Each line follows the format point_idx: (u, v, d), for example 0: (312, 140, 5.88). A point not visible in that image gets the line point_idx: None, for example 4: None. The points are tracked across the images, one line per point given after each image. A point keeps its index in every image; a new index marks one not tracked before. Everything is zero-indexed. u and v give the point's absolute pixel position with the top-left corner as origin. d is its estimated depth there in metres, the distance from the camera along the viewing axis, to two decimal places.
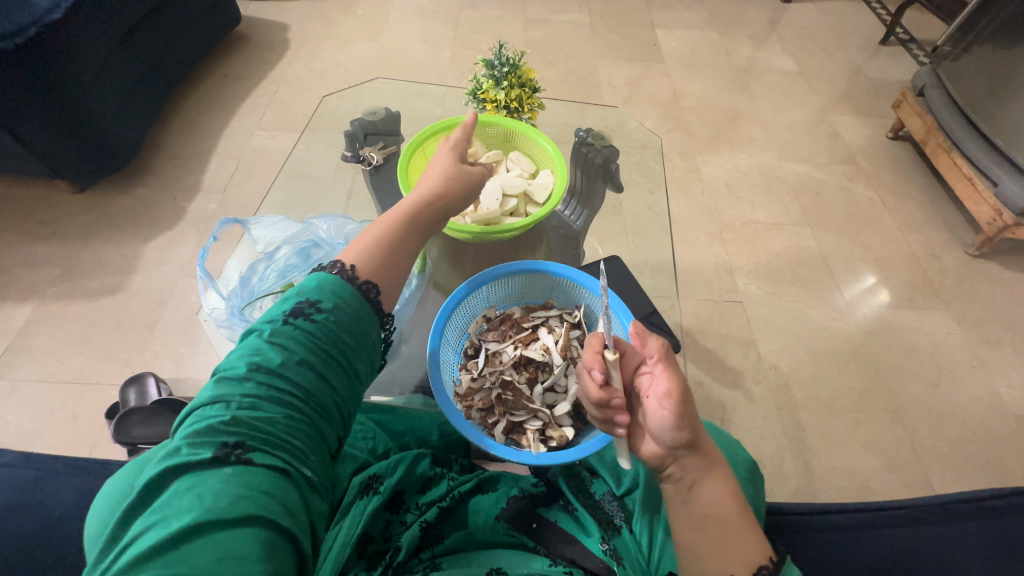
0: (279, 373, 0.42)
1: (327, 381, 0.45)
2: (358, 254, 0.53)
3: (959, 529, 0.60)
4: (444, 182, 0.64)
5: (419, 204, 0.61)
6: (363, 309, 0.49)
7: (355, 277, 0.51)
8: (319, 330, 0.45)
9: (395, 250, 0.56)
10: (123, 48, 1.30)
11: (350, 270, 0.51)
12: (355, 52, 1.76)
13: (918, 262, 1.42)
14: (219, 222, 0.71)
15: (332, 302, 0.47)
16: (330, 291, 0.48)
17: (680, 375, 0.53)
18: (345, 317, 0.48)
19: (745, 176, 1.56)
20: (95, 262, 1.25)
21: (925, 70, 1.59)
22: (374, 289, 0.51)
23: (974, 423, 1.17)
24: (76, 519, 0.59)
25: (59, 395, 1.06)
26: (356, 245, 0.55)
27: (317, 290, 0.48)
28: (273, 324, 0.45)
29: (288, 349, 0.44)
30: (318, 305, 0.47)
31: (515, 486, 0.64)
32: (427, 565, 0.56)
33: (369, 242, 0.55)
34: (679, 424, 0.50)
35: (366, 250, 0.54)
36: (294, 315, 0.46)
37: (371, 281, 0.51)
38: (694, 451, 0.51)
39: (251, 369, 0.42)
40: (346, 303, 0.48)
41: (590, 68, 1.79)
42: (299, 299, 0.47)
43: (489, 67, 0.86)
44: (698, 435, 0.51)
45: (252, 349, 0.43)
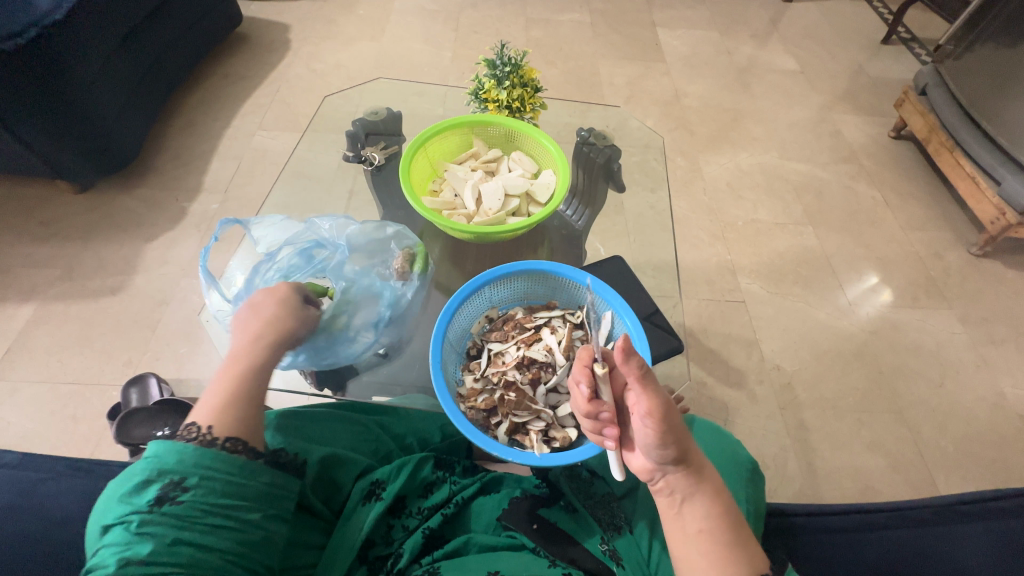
0: (152, 565, 0.41)
1: (211, 544, 0.44)
2: (210, 421, 0.50)
3: (962, 531, 0.59)
4: (289, 307, 0.61)
5: (264, 348, 0.57)
6: (239, 463, 0.48)
7: (214, 438, 0.48)
8: (189, 507, 0.44)
9: (250, 400, 0.53)
10: (124, 49, 1.30)
11: (207, 432, 0.48)
12: (356, 52, 1.76)
13: (921, 261, 1.41)
14: (220, 222, 0.69)
15: (208, 453, 0.47)
16: (192, 462, 0.46)
17: (663, 392, 0.48)
18: (220, 474, 0.46)
19: (747, 176, 1.56)
20: (96, 262, 1.25)
21: (927, 69, 1.59)
22: (243, 443, 0.49)
23: (978, 423, 1.16)
24: (78, 521, 0.58)
25: (60, 396, 1.06)
26: (201, 414, 0.50)
27: (183, 453, 0.46)
28: (153, 487, 0.44)
29: (160, 535, 0.42)
30: (194, 462, 0.46)
31: (517, 488, 0.65)
32: (427, 569, 0.54)
33: (211, 411, 0.50)
34: (661, 445, 0.49)
35: (218, 414, 0.50)
36: (175, 474, 0.45)
37: (232, 435, 0.49)
38: (680, 469, 0.50)
39: (123, 561, 0.40)
40: (216, 460, 0.47)
41: (591, 67, 1.79)
42: (177, 451, 0.46)
43: (491, 67, 0.86)
44: (683, 452, 0.50)
45: (120, 545, 0.41)
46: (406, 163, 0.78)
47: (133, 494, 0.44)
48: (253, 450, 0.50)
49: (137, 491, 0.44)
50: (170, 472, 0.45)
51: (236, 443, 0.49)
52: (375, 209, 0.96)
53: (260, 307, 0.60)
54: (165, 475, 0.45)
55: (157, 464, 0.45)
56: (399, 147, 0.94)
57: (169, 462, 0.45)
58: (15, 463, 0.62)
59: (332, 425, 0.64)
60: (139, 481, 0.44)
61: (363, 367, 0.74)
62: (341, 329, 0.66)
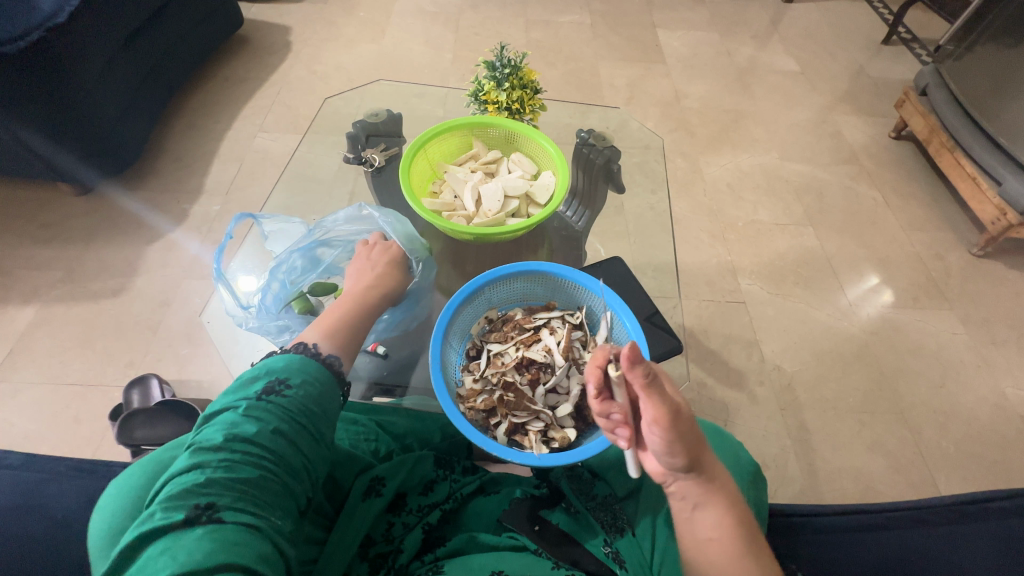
0: (252, 442, 0.43)
1: (296, 442, 0.46)
2: (320, 337, 0.58)
3: (964, 531, 0.59)
4: (393, 266, 0.71)
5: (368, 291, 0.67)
6: (329, 379, 0.53)
7: (319, 353, 0.56)
8: (290, 404, 0.47)
9: (350, 330, 0.61)
10: (126, 51, 1.31)
11: (314, 348, 0.56)
12: (357, 54, 1.76)
13: (922, 262, 1.41)
14: (234, 219, 0.71)
15: (314, 362, 0.53)
16: (297, 369, 0.50)
17: (670, 399, 0.46)
18: (317, 380, 0.51)
19: (747, 177, 1.56)
20: (98, 264, 1.25)
21: (927, 69, 1.59)
22: (338, 364, 0.56)
23: (979, 424, 1.16)
24: (79, 521, 0.59)
25: (62, 397, 1.07)
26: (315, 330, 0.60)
27: (289, 362, 0.51)
28: (261, 382, 0.48)
29: (263, 420, 0.45)
30: (298, 367, 0.51)
31: (518, 488, 0.65)
32: (429, 568, 0.54)
33: (324, 329, 0.60)
34: (671, 448, 0.48)
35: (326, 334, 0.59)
36: (278, 374, 0.49)
37: (336, 356, 0.57)
38: (690, 474, 0.50)
39: (230, 436, 0.42)
40: (317, 373, 0.52)
41: (591, 69, 1.80)
42: (285, 359, 0.51)
43: (490, 69, 0.86)
44: (694, 455, 0.49)
45: (227, 422, 0.44)
46: (407, 165, 0.78)
47: (238, 390, 0.47)
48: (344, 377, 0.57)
49: (243, 387, 0.48)
50: (275, 373, 0.49)
51: (334, 362, 0.56)
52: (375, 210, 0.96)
53: (372, 264, 0.71)
54: (270, 375, 0.49)
55: (262, 368, 0.50)
56: (399, 148, 0.95)
57: (276, 367, 0.50)
58: (17, 463, 0.62)
59: None
60: (244, 380, 0.48)
61: (366, 368, 0.75)
62: None
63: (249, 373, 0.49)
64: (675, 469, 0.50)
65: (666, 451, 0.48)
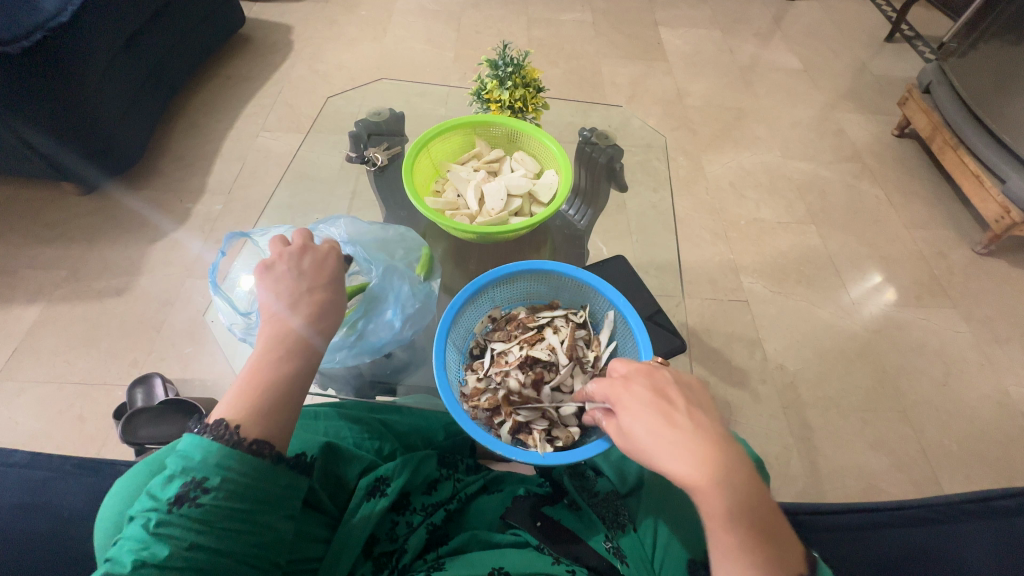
0: (167, 566, 0.39)
1: (226, 548, 0.42)
2: (246, 412, 0.48)
3: (967, 529, 0.59)
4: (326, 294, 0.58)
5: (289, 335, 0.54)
6: (259, 469, 0.45)
7: (240, 436, 0.46)
8: (209, 513, 0.42)
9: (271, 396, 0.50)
10: (128, 51, 1.31)
11: (231, 430, 0.46)
12: (359, 53, 1.76)
13: (925, 260, 1.41)
14: (227, 237, 0.69)
15: (236, 452, 0.45)
16: (215, 464, 0.44)
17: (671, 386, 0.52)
18: (240, 479, 0.44)
19: (749, 175, 1.55)
20: (101, 263, 1.25)
21: (931, 67, 1.59)
22: (269, 446, 0.47)
23: (982, 422, 1.16)
24: (85, 519, 0.59)
25: (66, 396, 1.07)
26: (238, 400, 0.49)
27: (204, 455, 0.44)
28: (175, 483, 0.42)
29: (177, 538, 0.40)
30: (219, 460, 0.44)
31: (521, 487, 0.66)
32: (431, 565, 0.54)
33: (251, 398, 0.49)
34: (635, 389, 0.50)
35: (253, 405, 0.48)
36: (196, 472, 0.43)
37: (263, 439, 0.47)
38: (665, 423, 0.47)
39: (139, 563, 0.38)
40: (241, 463, 0.45)
41: (593, 67, 1.79)
42: (203, 446, 0.44)
43: (493, 68, 0.86)
44: (665, 405, 0.48)
45: (138, 542, 0.40)
46: (410, 164, 0.78)
47: (157, 489, 0.42)
48: (277, 454, 0.47)
49: (161, 486, 0.43)
50: (194, 468, 0.43)
51: (263, 447, 0.46)
52: (377, 209, 0.96)
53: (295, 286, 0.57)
54: (188, 470, 0.43)
55: (181, 460, 0.44)
56: (402, 147, 0.95)
57: (196, 457, 0.44)
58: (22, 461, 0.63)
59: (335, 421, 0.65)
60: (164, 475, 0.43)
61: (370, 368, 0.75)
62: (366, 321, 0.68)
63: (171, 463, 0.44)
64: (647, 422, 0.47)
65: (629, 395, 0.49)
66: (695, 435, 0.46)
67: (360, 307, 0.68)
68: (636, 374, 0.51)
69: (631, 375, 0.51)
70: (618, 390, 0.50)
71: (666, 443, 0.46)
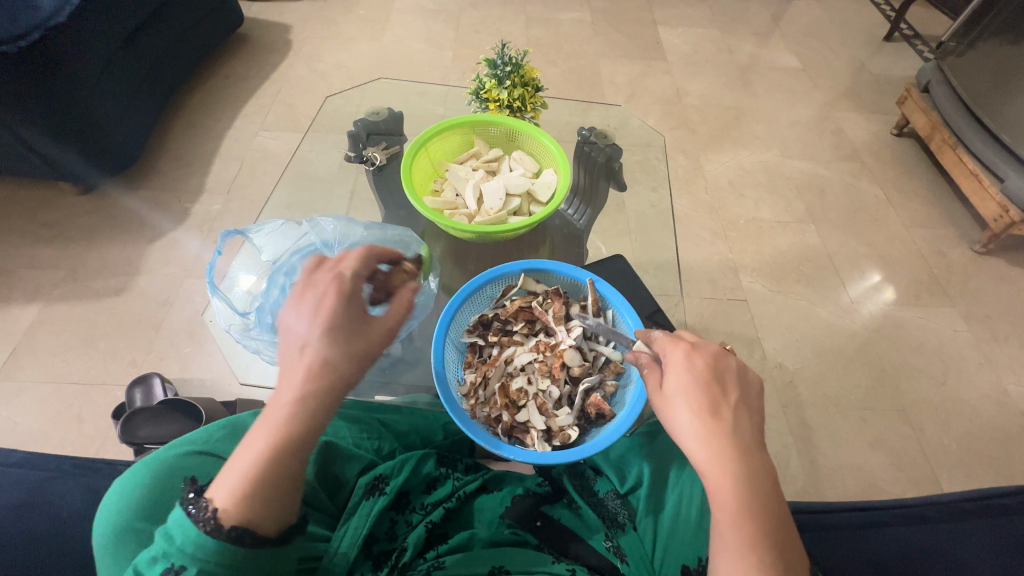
0: None
1: None
2: (235, 491, 0.41)
3: (968, 528, 0.59)
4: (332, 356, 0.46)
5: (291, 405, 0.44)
6: (240, 560, 0.41)
7: (217, 526, 0.40)
8: None
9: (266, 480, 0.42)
10: (126, 51, 1.30)
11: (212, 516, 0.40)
12: (357, 52, 1.76)
13: (924, 258, 1.41)
14: (222, 235, 0.69)
15: (212, 542, 0.40)
16: (191, 554, 0.40)
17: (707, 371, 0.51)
18: (219, 569, 0.40)
19: (748, 174, 1.55)
20: (100, 263, 1.25)
21: (929, 66, 1.59)
22: (249, 532, 0.41)
23: (981, 420, 1.16)
24: (84, 520, 0.59)
25: (65, 396, 1.07)
26: (231, 472, 0.42)
27: (183, 540, 0.40)
28: (158, 566, 0.40)
29: None
30: (195, 549, 0.40)
31: (519, 486, 0.64)
32: (431, 564, 0.54)
33: (242, 473, 0.41)
34: (694, 367, 0.49)
35: (243, 483, 0.41)
36: (175, 559, 0.40)
37: (240, 527, 0.40)
38: (707, 411, 0.47)
39: None
40: (216, 556, 0.40)
41: (591, 66, 1.79)
42: (183, 527, 0.40)
43: (492, 67, 0.86)
44: (716, 394, 0.48)
45: None
46: (409, 163, 0.78)
47: (143, 566, 0.41)
48: (261, 539, 0.41)
49: (146, 564, 0.41)
50: (174, 553, 0.40)
51: (242, 534, 0.40)
52: (376, 209, 0.96)
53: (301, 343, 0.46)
54: (169, 555, 0.40)
55: (165, 539, 0.41)
56: (400, 147, 0.95)
57: (177, 541, 0.41)
58: (21, 462, 0.62)
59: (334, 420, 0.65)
60: (149, 553, 0.41)
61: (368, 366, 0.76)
62: None
63: (155, 540, 0.41)
64: (691, 401, 0.48)
65: (686, 367, 0.49)
66: (731, 432, 0.46)
67: None
68: (701, 358, 0.50)
69: (694, 354, 0.51)
70: (674, 361, 0.50)
71: (699, 421, 0.46)
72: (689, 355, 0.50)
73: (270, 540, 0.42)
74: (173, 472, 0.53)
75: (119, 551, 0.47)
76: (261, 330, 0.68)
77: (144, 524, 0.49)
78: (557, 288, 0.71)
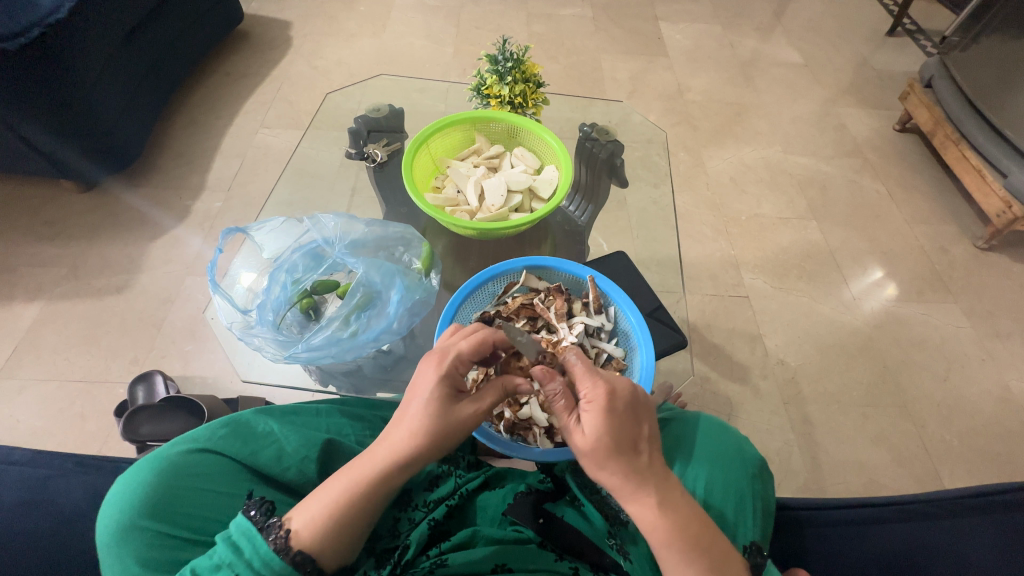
0: None
1: None
2: (311, 521, 0.47)
3: (968, 525, 0.59)
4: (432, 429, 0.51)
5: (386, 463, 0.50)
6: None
7: (289, 547, 0.46)
8: None
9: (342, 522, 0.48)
10: (127, 48, 1.30)
11: (287, 537, 0.46)
12: (358, 49, 1.75)
13: (927, 255, 1.41)
14: (223, 233, 0.70)
15: (280, 562, 0.44)
16: (262, 566, 0.44)
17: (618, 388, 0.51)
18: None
19: (751, 170, 1.55)
20: (101, 261, 1.25)
21: (932, 61, 1.58)
22: (311, 561, 0.46)
23: (983, 417, 1.16)
24: (88, 518, 0.59)
25: (67, 394, 1.07)
26: (313, 503, 0.48)
27: (258, 551, 0.44)
28: (221, 574, 0.44)
29: None
30: (263, 564, 0.44)
31: (522, 483, 0.65)
32: (433, 562, 0.55)
33: (323, 508, 0.48)
34: (612, 410, 0.48)
35: (320, 519, 0.47)
36: (240, 569, 0.44)
37: (307, 553, 0.46)
38: (630, 454, 0.47)
39: None
40: (285, 573, 0.44)
41: (593, 62, 1.78)
42: (253, 541, 0.45)
43: (493, 63, 0.85)
44: (632, 433, 0.48)
45: None
46: (410, 160, 0.78)
47: (203, 572, 0.44)
48: (318, 569, 0.46)
49: (207, 570, 0.44)
50: (239, 564, 0.44)
51: (305, 560, 0.45)
52: (378, 206, 0.96)
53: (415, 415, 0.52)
54: (234, 565, 0.44)
55: (232, 550, 0.45)
56: (402, 143, 0.94)
57: (245, 552, 0.45)
58: (24, 459, 0.62)
59: (337, 418, 0.65)
60: (212, 559, 0.45)
61: (370, 364, 0.76)
62: (362, 317, 0.68)
63: (219, 548, 0.45)
64: (614, 447, 0.47)
65: (609, 413, 0.47)
66: (650, 469, 0.48)
67: (356, 304, 0.68)
68: (621, 397, 0.49)
69: (615, 393, 0.49)
70: (597, 409, 0.48)
71: (621, 466, 0.47)
72: (610, 398, 0.48)
73: (324, 573, 0.47)
74: (175, 471, 0.53)
75: (122, 547, 0.48)
76: (263, 326, 0.68)
77: (147, 522, 0.49)
78: (558, 284, 0.72)
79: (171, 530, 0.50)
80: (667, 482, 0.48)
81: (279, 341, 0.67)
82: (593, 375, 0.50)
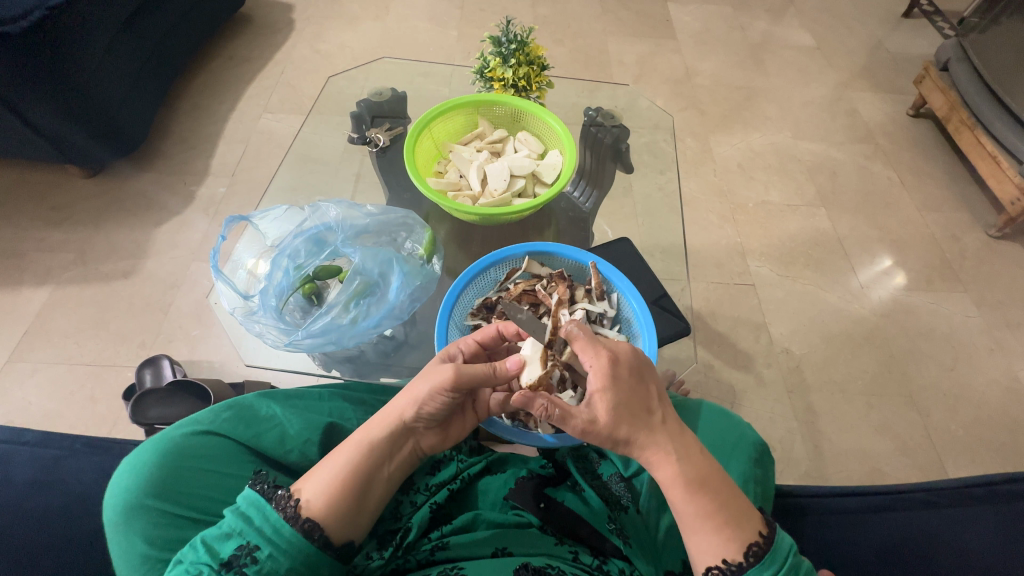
0: None
1: None
2: (320, 491, 0.48)
3: (972, 513, 0.59)
4: (432, 399, 0.52)
5: (381, 435, 0.52)
6: (305, 553, 0.45)
7: (299, 516, 0.46)
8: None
9: (348, 491, 0.49)
10: (130, 30, 1.29)
11: (297, 507, 0.47)
12: (361, 32, 1.73)
13: (938, 243, 1.39)
14: (225, 221, 0.69)
15: (290, 530, 0.45)
16: (269, 533, 0.45)
17: (629, 352, 0.52)
18: (288, 558, 0.44)
19: (759, 156, 1.52)
20: (107, 246, 1.26)
21: (950, 42, 1.53)
22: (320, 529, 0.46)
23: (989, 406, 1.15)
24: (98, 496, 0.60)
25: (77, 377, 1.09)
26: (318, 474, 0.50)
27: (270, 519, 0.45)
28: (233, 542, 0.45)
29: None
30: (274, 533, 0.45)
31: (524, 468, 0.65)
32: (434, 545, 0.55)
33: (330, 478, 0.49)
34: (619, 374, 0.49)
35: (329, 488, 0.48)
36: (251, 537, 0.45)
37: (316, 519, 0.46)
38: (642, 411, 0.49)
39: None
40: (296, 540, 0.45)
41: (599, 45, 1.75)
42: (263, 510, 0.46)
43: (496, 45, 0.84)
44: (646, 401, 0.50)
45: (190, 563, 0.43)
46: (412, 144, 0.77)
47: (213, 541, 0.45)
48: (326, 540, 0.46)
49: (217, 539, 0.45)
50: (250, 532, 0.45)
51: (314, 529, 0.46)
52: (382, 192, 0.95)
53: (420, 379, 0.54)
54: (245, 534, 0.45)
55: (242, 519, 0.46)
56: (404, 129, 0.95)
57: (255, 521, 0.45)
58: (34, 440, 0.63)
59: (340, 402, 0.66)
60: (222, 528, 0.45)
61: (372, 350, 0.77)
62: (362, 304, 0.68)
63: (229, 517, 0.46)
64: (627, 411, 0.49)
65: (614, 379, 0.49)
66: (663, 427, 0.49)
67: (354, 291, 0.68)
68: (625, 362, 0.50)
69: (618, 359, 0.50)
70: (603, 373, 0.49)
71: (638, 431, 0.49)
72: (615, 364, 0.49)
73: (333, 547, 0.47)
74: (180, 453, 0.54)
75: (129, 525, 0.49)
76: (266, 312, 0.68)
77: (152, 501, 0.50)
78: (562, 270, 0.72)
79: (178, 509, 0.51)
80: (682, 434, 0.50)
81: (282, 328, 0.68)
82: (595, 343, 0.51)
